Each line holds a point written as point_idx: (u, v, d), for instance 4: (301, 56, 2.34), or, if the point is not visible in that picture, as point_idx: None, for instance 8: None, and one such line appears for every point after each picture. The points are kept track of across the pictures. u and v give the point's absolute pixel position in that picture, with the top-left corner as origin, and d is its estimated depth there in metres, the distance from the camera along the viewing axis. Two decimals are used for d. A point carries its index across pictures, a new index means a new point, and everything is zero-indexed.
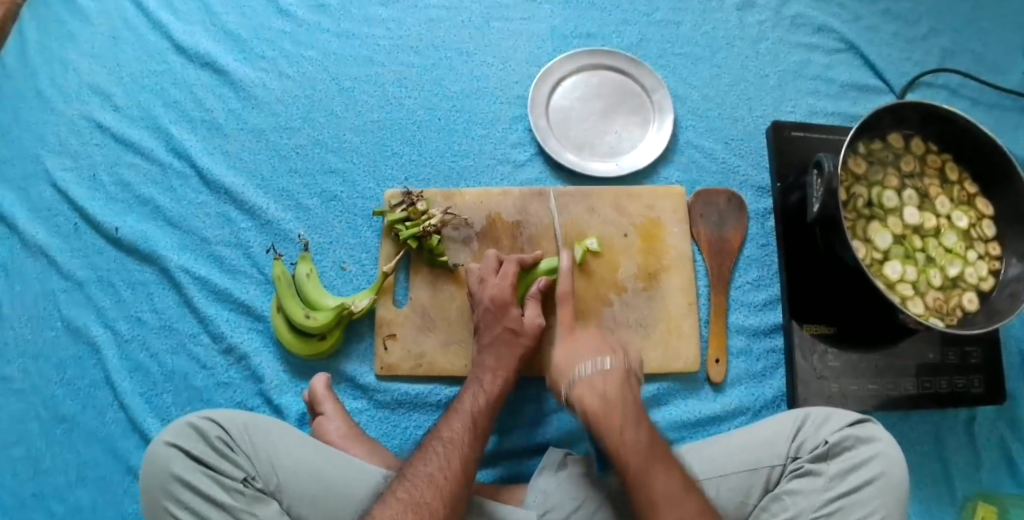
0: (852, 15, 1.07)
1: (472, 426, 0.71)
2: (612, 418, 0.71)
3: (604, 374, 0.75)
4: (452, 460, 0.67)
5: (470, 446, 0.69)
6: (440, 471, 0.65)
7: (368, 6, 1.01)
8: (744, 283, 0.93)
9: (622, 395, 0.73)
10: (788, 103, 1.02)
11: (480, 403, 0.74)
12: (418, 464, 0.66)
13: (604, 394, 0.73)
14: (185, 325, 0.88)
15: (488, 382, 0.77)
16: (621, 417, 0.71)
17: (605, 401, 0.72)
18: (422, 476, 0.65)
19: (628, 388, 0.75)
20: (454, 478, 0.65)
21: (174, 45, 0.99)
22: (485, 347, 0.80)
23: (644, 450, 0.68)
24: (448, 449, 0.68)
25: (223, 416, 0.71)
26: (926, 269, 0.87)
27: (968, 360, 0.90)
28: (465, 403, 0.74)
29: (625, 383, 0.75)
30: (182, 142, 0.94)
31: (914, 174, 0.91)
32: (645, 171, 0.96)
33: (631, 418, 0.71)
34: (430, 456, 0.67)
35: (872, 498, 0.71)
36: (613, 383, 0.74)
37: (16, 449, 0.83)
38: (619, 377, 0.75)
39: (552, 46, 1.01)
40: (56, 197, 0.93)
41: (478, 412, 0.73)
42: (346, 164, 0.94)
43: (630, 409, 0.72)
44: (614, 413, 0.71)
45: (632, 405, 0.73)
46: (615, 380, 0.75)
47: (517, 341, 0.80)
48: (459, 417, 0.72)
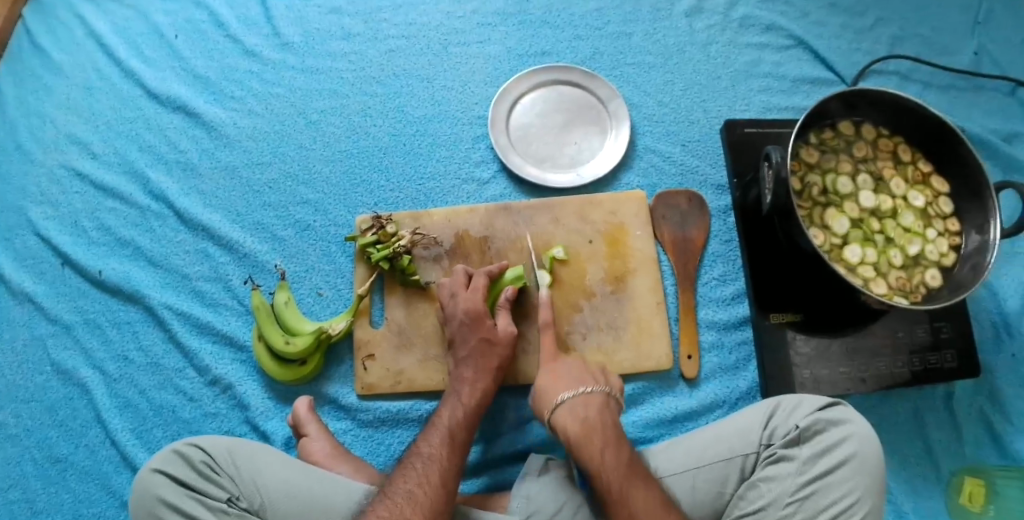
0: (799, 11, 1.11)
1: (450, 440, 0.74)
2: (593, 440, 0.73)
3: (584, 397, 0.77)
4: (431, 475, 0.69)
5: (448, 459, 0.71)
6: (419, 487, 0.68)
7: (330, 41, 1.06)
8: (711, 279, 0.95)
9: (602, 417, 0.76)
10: (741, 102, 1.05)
11: (458, 416, 0.77)
12: (397, 481, 0.69)
13: (583, 417, 0.75)
14: (170, 360, 0.91)
15: (465, 394, 0.79)
16: (600, 438, 0.73)
17: (585, 424, 0.75)
18: (402, 493, 0.67)
19: (608, 411, 0.77)
20: (433, 493, 0.67)
21: (147, 92, 1.04)
22: (461, 360, 0.82)
23: (623, 471, 0.70)
24: (427, 464, 0.70)
25: (206, 441, 0.74)
26: (886, 250, 0.89)
27: (939, 336, 0.91)
28: (443, 417, 0.77)
29: (604, 406, 0.78)
30: (159, 185, 0.99)
31: (868, 158, 0.93)
32: (606, 178, 0.99)
33: (610, 440, 0.73)
34: (409, 473, 0.69)
35: (845, 479, 0.72)
36: (594, 408, 0.77)
37: (14, 491, 0.86)
38: (601, 401, 0.78)
39: (508, 66, 1.05)
40: (41, 245, 0.97)
41: (456, 426, 0.76)
42: (318, 194, 0.98)
43: (610, 431, 0.74)
44: (594, 435, 0.73)
45: (612, 428, 0.75)
46: (597, 404, 0.77)
47: (491, 349, 0.83)
48: (437, 432, 0.74)
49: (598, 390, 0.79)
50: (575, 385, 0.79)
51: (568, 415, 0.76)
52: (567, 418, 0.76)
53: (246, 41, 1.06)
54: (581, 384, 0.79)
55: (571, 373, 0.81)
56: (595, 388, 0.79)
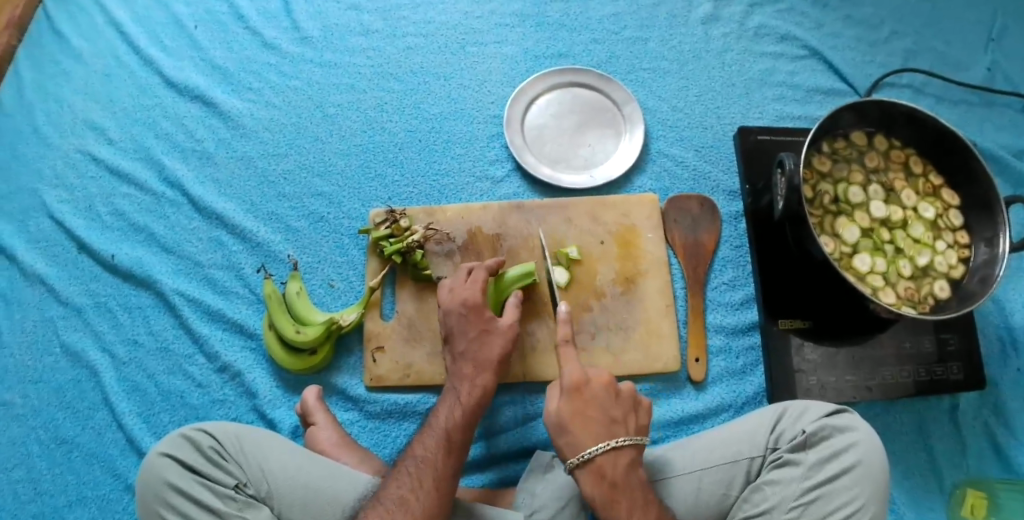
0: (814, 22, 1.12)
1: (445, 442, 0.73)
2: (620, 507, 0.69)
3: (614, 455, 0.71)
4: (423, 479, 0.70)
5: (442, 462, 0.71)
6: (410, 493, 0.68)
7: (349, 36, 1.07)
8: (720, 284, 0.96)
9: (630, 479, 0.71)
10: (755, 110, 1.06)
11: (455, 418, 0.75)
12: (390, 486, 0.70)
13: (610, 479, 0.70)
14: (180, 346, 0.92)
15: (464, 393, 0.77)
16: (627, 505, 0.69)
17: (613, 488, 0.70)
18: (393, 497, 0.68)
19: (636, 467, 0.72)
20: (425, 499, 0.68)
21: (165, 81, 1.05)
22: (461, 354, 0.80)
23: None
24: (419, 468, 0.70)
25: (215, 427, 0.74)
26: (895, 260, 0.90)
27: (945, 348, 0.92)
28: (440, 418, 0.75)
29: (633, 462, 0.72)
30: (175, 172, 0.99)
31: (879, 169, 0.94)
32: (619, 180, 1.00)
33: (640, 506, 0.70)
34: (401, 478, 0.70)
35: (851, 486, 0.72)
36: (623, 465, 0.71)
37: (18, 471, 0.86)
38: (630, 457, 0.71)
39: (525, 67, 1.06)
40: (55, 228, 0.98)
41: (453, 427, 0.74)
42: (333, 186, 0.99)
43: (638, 493, 0.70)
44: (622, 501, 0.69)
45: (639, 487, 0.71)
46: (626, 461, 0.71)
47: (490, 339, 0.81)
48: (433, 434, 0.74)
49: (629, 444, 0.72)
50: (604, 439, 0.71)
51: (597, 477, 0.70)
52: (593, 480, 0.70)
53: (266, 33, 1.07)
54: (612, 438, 0.71)
55: (600, 420, 0.73)
56: (625, 442, 0.71)
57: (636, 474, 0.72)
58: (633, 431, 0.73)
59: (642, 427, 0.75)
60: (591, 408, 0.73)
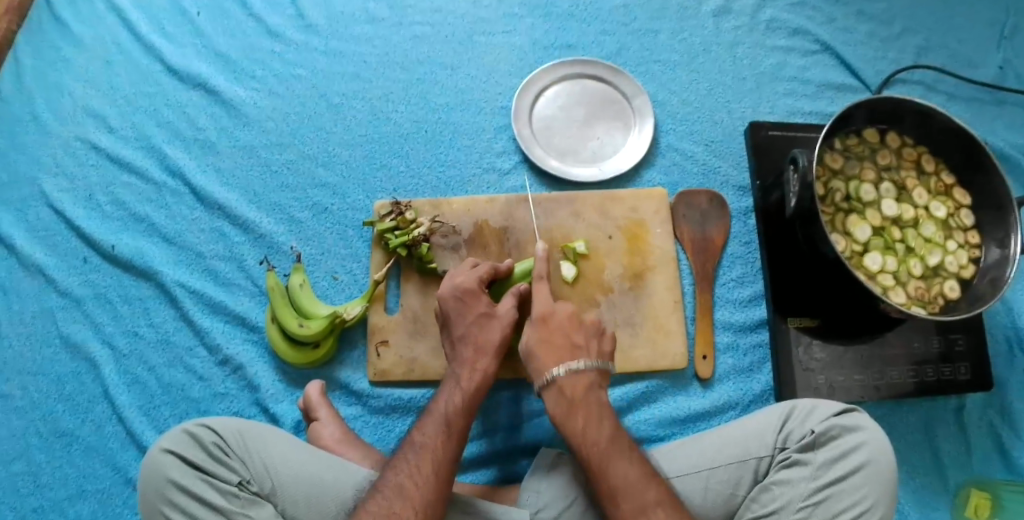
0: (826, 17, 1.10)
1: (446, 429, 0.71)
2: (576, 422, 0.71)
3: (573, 377, 0.74)
4: (423, 466, 0.68)
5: (442, 448, 0.70)
6: (409, 480, 0.67)
7: (354, 25, 1.05)
8: (728, 280, 0.95)
9: (590, 398, 0.73)
10: (766, 105, 1.04)
11: (456, 403, 0.74)
12: (389, 475, 0.68)
13: (570, 399, 0.73)
14: (182, 338, 0.90)
15: (465, 377, 0.77)
16: (585, 418, 0.71)
17: (570, 406, 0.72)
18: (392, 486, 0.67)
19: (597, 391, 0.74)
20: (424, 486, 0.67)
21: (167, 68, 1.03)
22: (460, 337, 0.80)
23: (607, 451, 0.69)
24: (419, 456, 0.69)
25: (217, 423, 0.73)
26: (906, 259, 0.89)
27: (953, 348, 0.91)
28: (440, 404, 0.74)
29: (595, 385, 0.74)
30: (176, 161, 0.98)
31: (891, 167, 0.93)
32: (628, 175, 0.98)
33: (598, 424, 0.71)
34: (401, 466, 0.68)
35: (859, 487, 0.72)
36: (582, 387, 0.74)
37: (17, 463, 0.85)
38: (591, 379, 0.74)
39: (533, 58, 1.04)
40: (54, 217, 0.96)
41: (453, 412, 0.73)
42: (337, 177, 0.97)
43: (596, 410, 0.72)
44: (580, 417, 0.71)
45: (600, 408, 0.73)
46: (586, 383, 0.74)
47: (490, 323, 0.80)
48: (433, 420, 0.72)
49: (592, 366, 0.75)
50: (564, 361, 0.75)
51: (559, 396, 0.73)
52: (557, 399, 0.73)
53: (270, 20, 1.05)
54: (573, 360, 0.75)
55: (563, 346, 0.76)
56: (587, 364, 0.75)
57: (597, 396, 0.74)
58: (597, 357, 0.76)
59: (606, 352, 0.78)
60: (555, 336, 0.77)
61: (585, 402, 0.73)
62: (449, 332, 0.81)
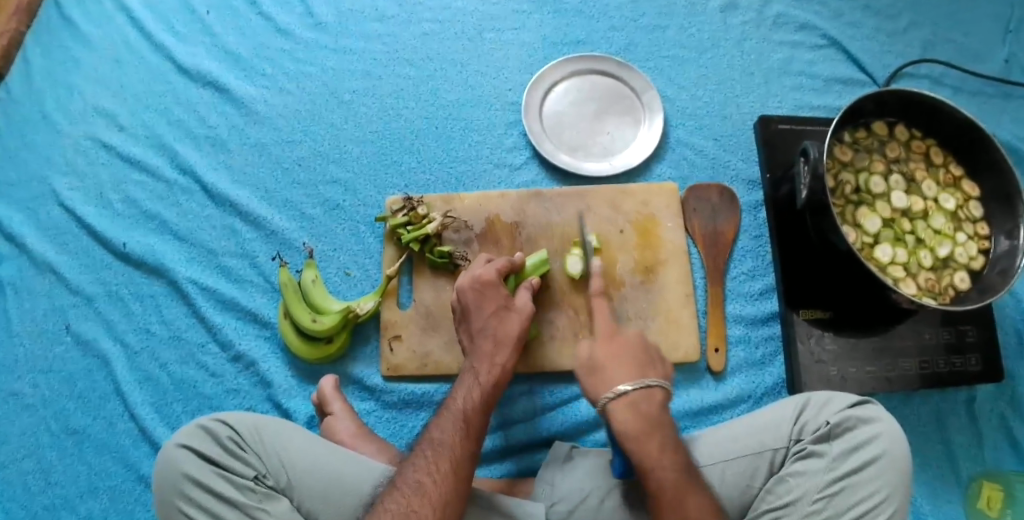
0: (834, 12, 1.11)
1: (464, 424, 0.70)
2: (651, 444, 0.69)
3: (647, 392, 0.72)
4: (442, 463, 0.66)
5: (460, 445, 0.68)
6: (427, 477, 0.65)
7: (364, 22, 1.05)
8: (739, 273, 0.95)
9: (660, 417, 0.71)
10: (775, 99, 1.04)
11: (474, 400, 0.73)
12: (406, 471, 0.67)
13: (644, 413, 0.71)
14: (194, 335, 0.90)
15: (483, 372, 0.76)
16: (660, 442, 0.69)
17: (646, 423, 0.70)
18: (410, 482, 0.65)
19: (667, 410, 0.72)
20: (443, 483, 0.65)
21: (176, 66, 1.03)
22: (479, 330, 0.79)
23: (680, 477, 0.67)
24: (437, 452, 0.67)
25: (232, 418, 0.73)
26: (916, 251, 0.89)
27: (964, 340, 0.92)
28: (459, 399, 0.73)
29: (664, 403, 0.73)
30: (187, 158, 0.98)
31: (900, 159, 0.93)
32: (639, 169, 0.99)
33: (643, 378, 0.73)
34: (419, 462, 0.67)
35: (875, 477, 0.72)
36: (656, 404, 0.72)
37: (28, 462, 0.85)
38: (662, 398, 0.72)
39: (543, 54, 1.04)
40: (64, 215, 0.96)
41: (471, 408, 0.72)
42: (348, 173, 0.97)
43: (669, 433, 0.70)
44: (653, 436, 0.69)
45: (671, 430, 0.71)
46: (658, 401, 0.72)
47: (509, 317, 0.80)
48: (450, 416, 0.71)
49: (660, 384, 0.73)
50: (638, 378, 0.73)
51: (608, 350, 0.76)
52: (625, 413, 0.71)
53: (279, 19, 1.05)
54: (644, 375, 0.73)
55: (632, 364, 0.75)
56: (656, 382, 0.73)
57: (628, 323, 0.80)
58: (662, 374, 0.75)
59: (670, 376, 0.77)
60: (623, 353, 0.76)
61: (627, 351, 0.76)
62: (466, 324, 0.81)
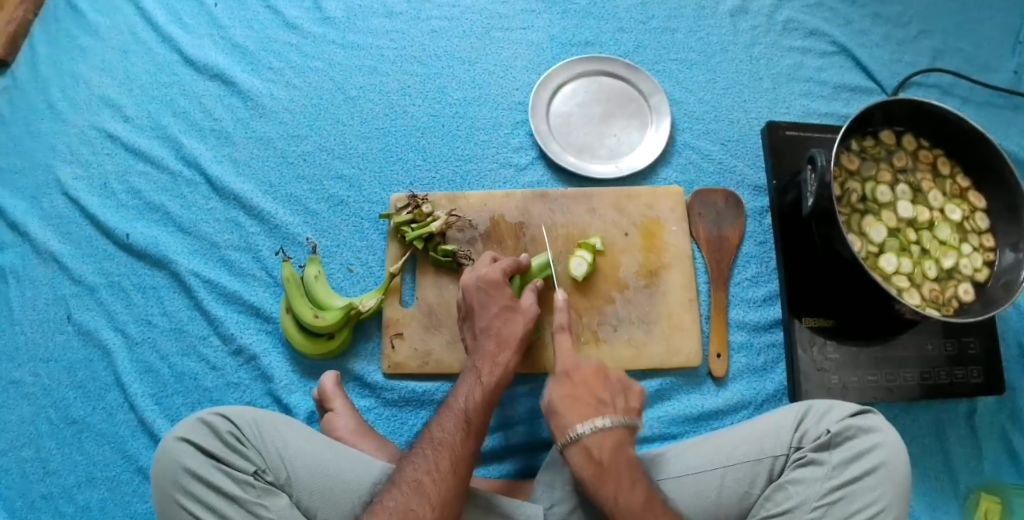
0: (843, 19, 1.10)
1: (465, 424, 0.70)
2: (607, 488, 0.68)
3: (602, 434, 0.71)
4: (441, 462, 0.66)
5: (461, 444, 0.68)
6: (427, 476, 0.65)
7: (372, 18, 1.05)
8: (743, 279, 0.95)
9: (617, 459, 0.70)
10: (782, 105, 1.04)
11: (476, 399, 0.73)
12: (405, 470, 0.66)
13: (597, 458, 0.69)
14: (195, 327, 0.90)
15: (486, 371, 0.76)
16: (616, 483, 0.68)
17: (599, 468, 0.69)
18: (409, 481, 0.65)
19: (624, 449, 0.71)
20: (442, 482, 0.65)
21: (183, 58, 1.03)
22: (483, 330, 0.80)
23: (639, 517, 0.66)
24: (437, 451, 0.67)
25: (232, 412, 0.72)
26: (921, 261, 0.89)
27: (966, 352, 0.91)
28: (460, 398, 0.73)
29: (622, 442, 0.71)
30: (192, 151, 0.98)
31: (907, 169, 0.93)
32: (645, 172, 0.98)
33: (598, 419, 0.71)
34: (418, 461, 0.67)
35: (874, 487, 0.72)
36: (610, 446, 0.70)
37: (27, 450, 0.85)
38: (618, 438, 0.71)
39: (551, 54, 1.04)
40: (68, 205, 0.96)
41: (472, 408, 0.72)
42: (353, 169, 0.97)
43: (625, 472, 0.69)
44: (608, 479, 0.68)
45: (629, 469, 0.69)
46: (613, 442, 0.71)
47: (513, 318, 0.80)
48: (451, 415, 0.71)
49: (615, 423, 0.71)
50: (591, 418, 0.72)
51: (565, 388, 0.75)
52: (581, 459, 0.70)
53: (287, 12, 1.05)
54: (597, 416, 0.72)
55: (589, 401, 0.74)
56: (611, 421, 0.71)
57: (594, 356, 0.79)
58: (622, 412, 0.74)
59: (633, 409, 0.75)
60: (580, 392, 0.75)
61: (586, 388, 0.75)
62: (470, 324, 0.82)
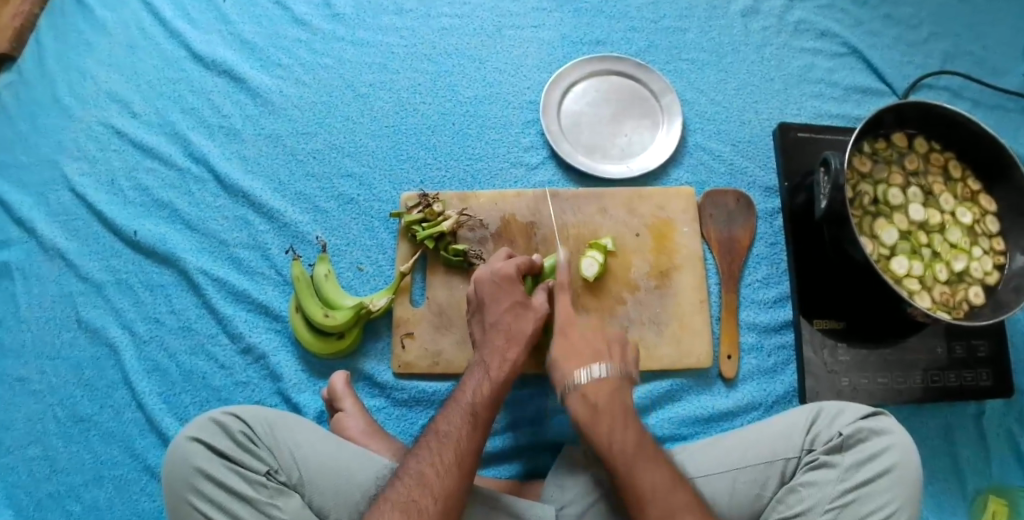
0: (854, 20, 1.10)
1: (471, 417, 0.70)
2: (601, 428, 0.71)
3: (596, 383, 0.74)
4: (445, 455, 0.66)
5: (465, 437, 0.68)
6: (430, 467, 0.65)
7: (382, 15, 1.04)
8: (754, 281, 0.95)
9: (612, 402, 0.73)
10: (793, 106, 1.04)
11: (483, 393, 0.72)
12: (410, 462, 0.67)
13: (593, 403, 0.73)
14: (204, 325, 0.90)
15: (494, 366, 0.75)
16: (611, 422, 0.71)
17: (595, 411, 0.72)
18: (412, 474, 0.65)
19: (620, 395, 0.74)
20: (445, 474, 0.65)
21: (191, 54, 1.02)
22: (492, 324, 0.79)
23: (632, 457, 0.69)
24: (441, 443, 0.67)
25: (244, 411, 0.72)
26: (932, 264, 0.89)
27: (976, 354, 0.92)
28: (467, 392, 0.73)
29: (618, 389, 0.74)
30: (200, 148, 0.97)
31: (918, 172, 0.93)
32: (655, 172, 0.98)
33: (595, 367, 0.75)
34: (422, 453, 0.67)
35: (887, 489, 0.72)
36: (606, 392, 0.74)
37: (34, 448, 0.85)
38: (614, 385, 0.74)
39: (562, 53, 1.03)
40: (75, 201, 0.95)
41: (480, 402, 0.71)
42: (363, 167, 0.97)
43: (619, 417, 0.72)
44: (602, 422, 0.71)
45: (623, 410, 0.72)
46: (609, 388, 0.74)
47: (523, 315, 0.79)
48: (459, 409, 0.71)
49: (611, 370, 0.75)
50: (586, 366, 0.75)
51: (561, 341, 0.78)
52: (578, 404, 0.73)
53: (296, 8, 1.04)
54: (595, 364, 0.75)
55: (585, 351, 0.77)
56: (606, 369, 0.74)
57: (598, 341, 0.78)
58: (619, 361, 0.76)
59: (630, 360, 0.78)
60: (577, 343, 0.77)
61: (583, 343, 0.77)
62: (480, 321, 0.81)
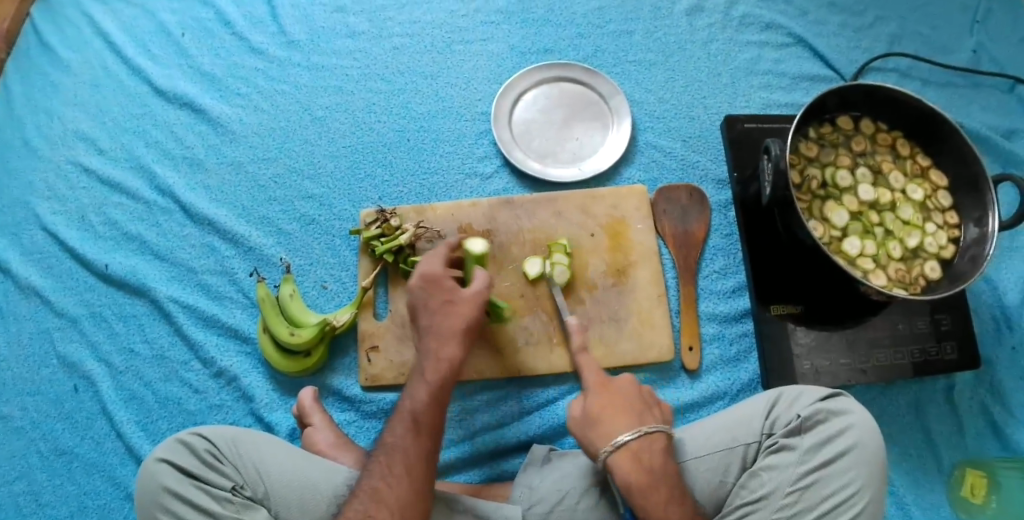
0: (799, 10, 1.12)
1: (414, 426, 0.71)
2: (655, 494, 0.68)
3: (647, 441, 0.71)
4: (395, 467, 0.68)
5: (411, 447, 0.69)
6: (382, 482, 0.67)
7: (335, 39, 1.08)
8: (711, 272, 0.96)
9: (665, 465, 0.70)
10: (741, 99, 1.06)
11: (423, 400, 0.73)
12: (364, 478, 0.68)
13: (647, 465, 0.69)
14: (176, 353, 0.92)
15: (429, 370, 0.75)
16: (666, 491, 0.68)
17: (650, 474, 0.68)
18: (367, 489, 0.66)
19: (668, 457, 0.71)
20: (398, 485, 0.66)
21: (154, 89, 1.06)
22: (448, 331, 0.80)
23: None
24: (390, 456, 0.69)
25: (209, 431, 0.74)
26: (885, 242, 0.90)
27: (939, 328, 0.92)
28: (407, 401, 0.73)
29: (666, 450, 0.71)
30: (166, 180, 1.00)
31: (866, 152, 0.94)
32: (608, 172, 1.00)
33: (642, 426, 0.72)
34: (374, 469, 0.68)
35: (848, 468, 0.72)
36: (658, 451, 0.71)
37: (19, 484, 0.87)
38: (663, 445, 0.71)
39: (511, 63, 1.06)
40: (48, 239, 0.98)
41: (421, 409, 0.72)
42: (322, 188, 0.99)
43: (674, 486, 0.69)
44: (659, 488, 0.68)
45: (673, 477, 0.69)
46: (660, 448, 0.71)
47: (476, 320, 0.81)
48: (401, 419, 0.72)
49: (659, 429, 0.72)
50: (636, 425, 0.72)
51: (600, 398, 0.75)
52: (629, 463, 0.69)
53: (253, 39, 1.08)
54: (642, 423, 0.72)
55: (628, 409, 0.74)
56: (656, 427, 0.72)
57: (636, 397, 0.76)
58: (660, 420, 0.74)
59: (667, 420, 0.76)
60: (618, 400, 0.75)
61: (623, 398, 0.75)
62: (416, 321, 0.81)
